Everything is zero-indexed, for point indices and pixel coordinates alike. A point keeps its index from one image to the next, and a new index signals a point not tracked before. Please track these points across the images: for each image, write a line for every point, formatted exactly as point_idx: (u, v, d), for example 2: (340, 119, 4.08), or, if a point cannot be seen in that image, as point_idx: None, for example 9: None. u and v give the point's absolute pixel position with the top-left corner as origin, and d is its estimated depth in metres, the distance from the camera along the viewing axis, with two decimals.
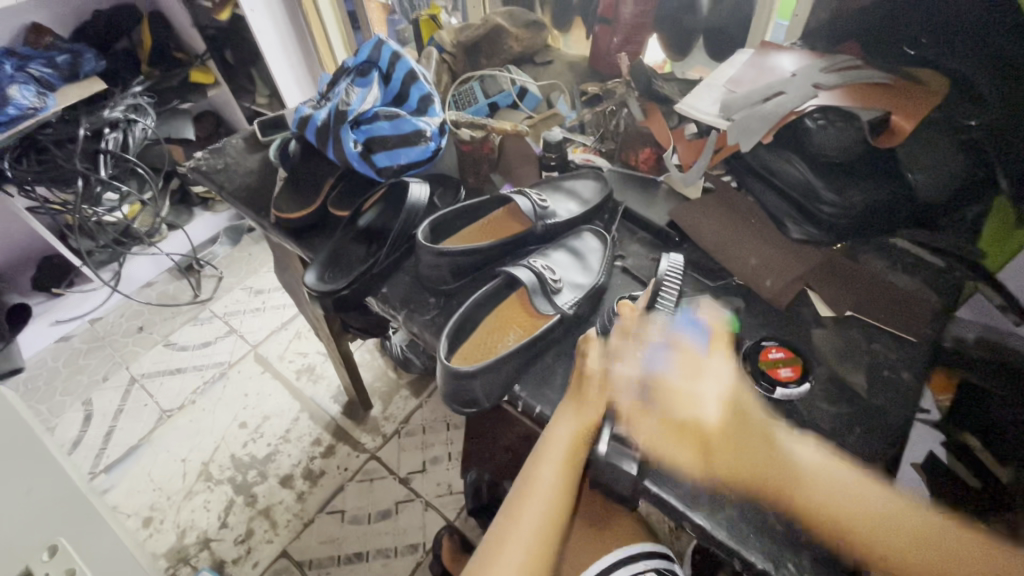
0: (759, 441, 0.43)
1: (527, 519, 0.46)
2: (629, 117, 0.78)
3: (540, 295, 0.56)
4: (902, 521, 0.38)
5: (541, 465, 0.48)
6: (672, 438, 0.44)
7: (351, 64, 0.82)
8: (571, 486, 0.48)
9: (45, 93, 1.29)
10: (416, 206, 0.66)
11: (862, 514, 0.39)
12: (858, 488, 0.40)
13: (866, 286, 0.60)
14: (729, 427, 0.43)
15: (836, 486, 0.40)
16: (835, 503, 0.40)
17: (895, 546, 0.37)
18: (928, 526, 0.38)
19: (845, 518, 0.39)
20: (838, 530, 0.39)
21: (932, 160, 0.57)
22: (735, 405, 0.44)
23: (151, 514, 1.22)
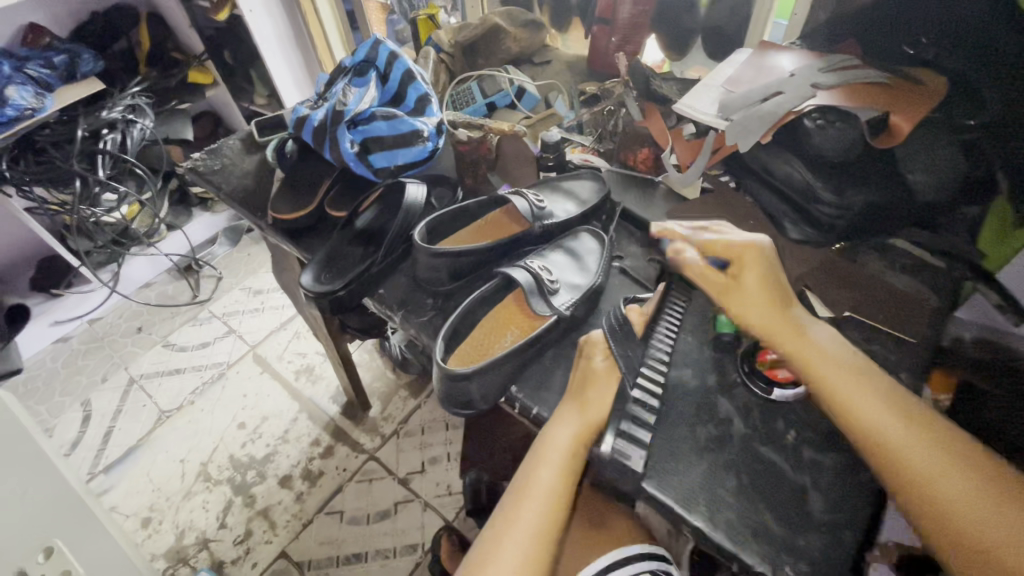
0: (785, 317, 0.47)
1: (524, 519, 0.46)
2: (626, 118, 0.78)
3: (537, 295, 0.55)
4: (902, 415, 0.40)
5: (540, 465, 0.48)
6: (707, 274, 0.51)
7: (348, 64, 0.82)
8: (571, 486, 0.47)
9: (43, 94, 1.29)
10: (414, 206, 0.65)
11: (863, 398, 0.42)
12: (865, 382, 0.43)
13: (864, 286, 0.60)
14: (762, 284, 0.49)
15: (839, 376, 0.44)
16: (837, 381, 0.43)
17: (891, 431, 0.40)
18: (924, 424, 0.40)
19: (847, 396, 0.42)
20: (833, 403, 0.43)
21: (930, 160, 0.56)
22: (765, 275, 0.49)
23: (150, 515, 1.21)
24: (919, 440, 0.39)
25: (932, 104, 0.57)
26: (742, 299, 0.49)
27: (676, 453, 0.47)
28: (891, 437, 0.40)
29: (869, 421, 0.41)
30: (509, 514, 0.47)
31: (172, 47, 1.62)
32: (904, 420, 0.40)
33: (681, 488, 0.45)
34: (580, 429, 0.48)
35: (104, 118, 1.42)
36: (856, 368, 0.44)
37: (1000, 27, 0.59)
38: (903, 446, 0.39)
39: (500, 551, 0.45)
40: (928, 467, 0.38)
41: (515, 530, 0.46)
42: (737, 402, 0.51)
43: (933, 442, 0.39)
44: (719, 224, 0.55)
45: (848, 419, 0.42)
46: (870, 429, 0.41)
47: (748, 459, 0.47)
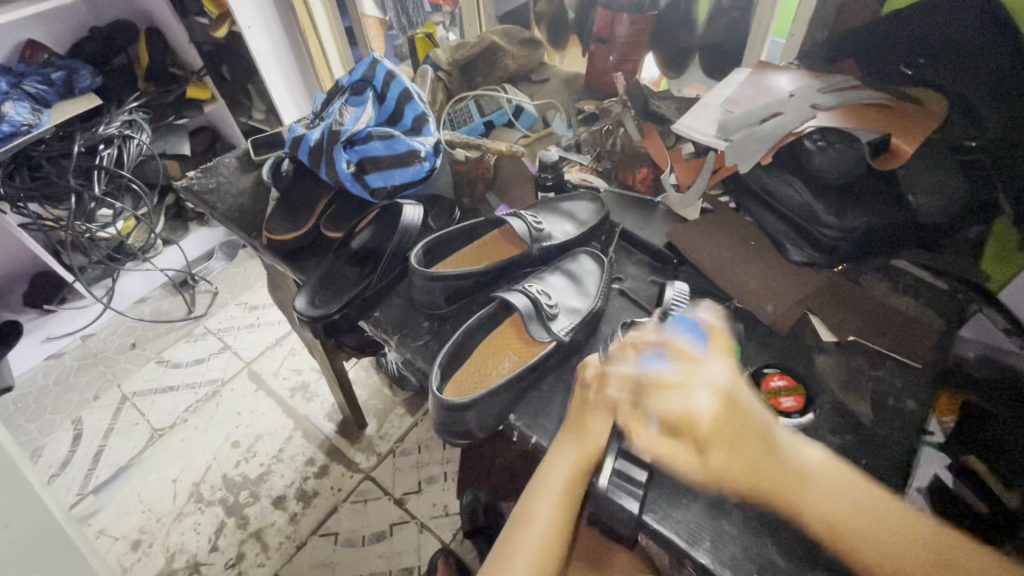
0: (760, 445, 0.40)
1: (522, 557, 0.44)
2: (625, 136, 0.76)
3: (535, 321, 0.54)
4: (885, 521, 0.38)
5: (538, 498, 0.46)
6: (666, 442, 0.42)
7: (346, 83, 0.81)
8: (569, 521, 0.46)
9: (40, 110, 1.29)
10: (409, 229, 0.64)
11: (851, 514, 0.38)
12: (845, 494, 0.39)
13: (870, 310, 0.58)
14: (727, 425, 0.40)
15: (821, 500, 0.39)
16: (839, 516, 0.38)
17: (891, 552, 0.36)
18: (919, 535, 0.37)
19: (841, 524, 0.38)
20: (817, 529, 0.38)
21: (934, 181, 0.55)
22: (734, 412, 0.40)
23: (141, 537, 1.19)
24: (920, 559, 0.36)
25: (934, 124, 0.57)
26: (712, 456, 0.40)
27: (679, 485, 0.46)
28: (897, 556, 0.36)
29: (859, 545, 0.37)
30: (508, 550, 0.45)
31: (170, 63, 1.62)
32: (900, 540, 0.37)
33: (684, 521, 0.44)
34: (581, 459, 0.46)
35: (102, 134, 1.41)
36: (841, 486, 0.39)
37: (1001, 52, 0.59)
38: (914, 570, 0.36)
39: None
40: None
41: (515, 566, 0.44)
42: None
43: (934, 552, 0.36)
44: (670, 339, 0.45)
45: (839, 538, 0.38)
46: (866, 556, 0.37)
47: None
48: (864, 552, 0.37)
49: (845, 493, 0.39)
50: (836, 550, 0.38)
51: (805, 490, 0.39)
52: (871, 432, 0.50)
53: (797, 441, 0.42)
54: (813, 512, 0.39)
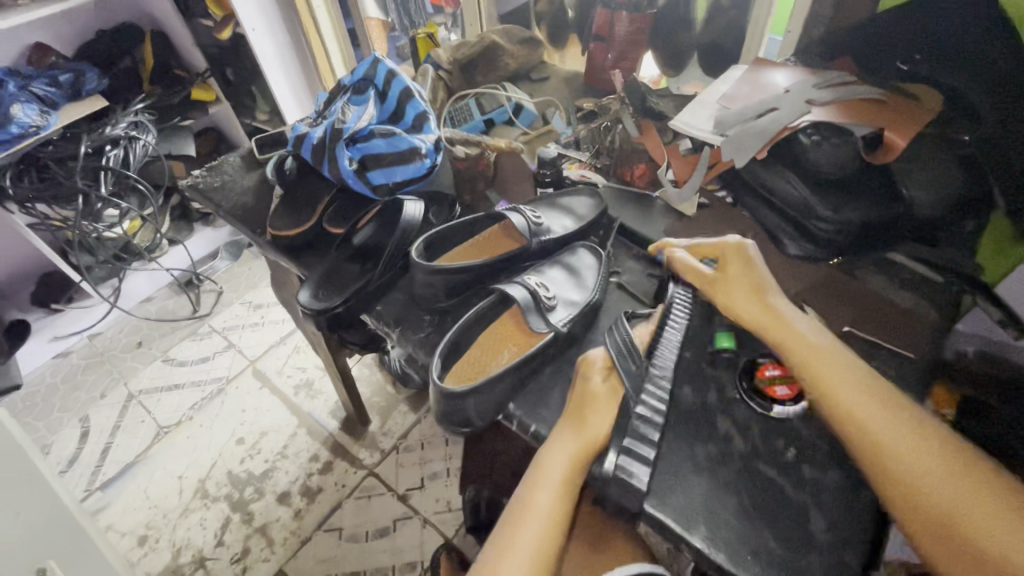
0: (775, 317, 0.50)
1: (523, 546, 0.45)
2: (624, 132, 0.78)
3: (534, 312, 0.55)
4: (889, 408, 0.42)
5: (536, 489, 0.47)
6: (699, 275, 0.57)
7: (348, 82, 0.82)
8: (567, 512, 0.47)
9: (47, 112, 1.31)
10: (412, 224, 0.65)
11: (856, 395, 0.43)
12: (857, 379, 0.44)
13: (865, 303, 0.60)
14: (751, 291, 0.53)
15: (829, 369, 0.45)
16: (824, 367, 0.45)
17: (880, 425, 0.41)
18: (918, 424, 0.40)
19: (822, 374, 0.45)
20: (816, 389, 0.45)
21: (929, 177, 0.56)
22: (743, 273, 0.54)
23: (147, 532, 1.20)
24: (909, 437, 0.40)
25: (928, 119, 0.58)
26: (728, 295, 0.54)
27: (674, 472, 0.47)
28: (883, 432, 0.40)
29: (855, 414, 0.42)
30: (506, 539, 0.46)
31: (175, 65, 1.64)
32: (895, 421, 0.41)
33: (680, 507, 0.45)
34: (579, 450, 0.47)
35: (108, 135, 1.43)
36: (858, 374, 0.44)
37: (996, 45, 0.60)
38: (896, 446, 0.39)
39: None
40: (894, 446, 0.39)
41: (512, 553, 0.45)
42: (735, 418, 0.51)
43: (924, 438, 0.39)
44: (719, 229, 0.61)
45: (835, 404, 0.43)
46: (855, 419, 0.42)
47: (746, 481, 0.46)
48: (855, 420, 0.42)
49: (834, 355, 0.46)
50: (832, 417, 0.43)
51: (816, 362, 0.46)
52: None
53: (808, 320, 0.50)
54: (819, 382, 0.45)
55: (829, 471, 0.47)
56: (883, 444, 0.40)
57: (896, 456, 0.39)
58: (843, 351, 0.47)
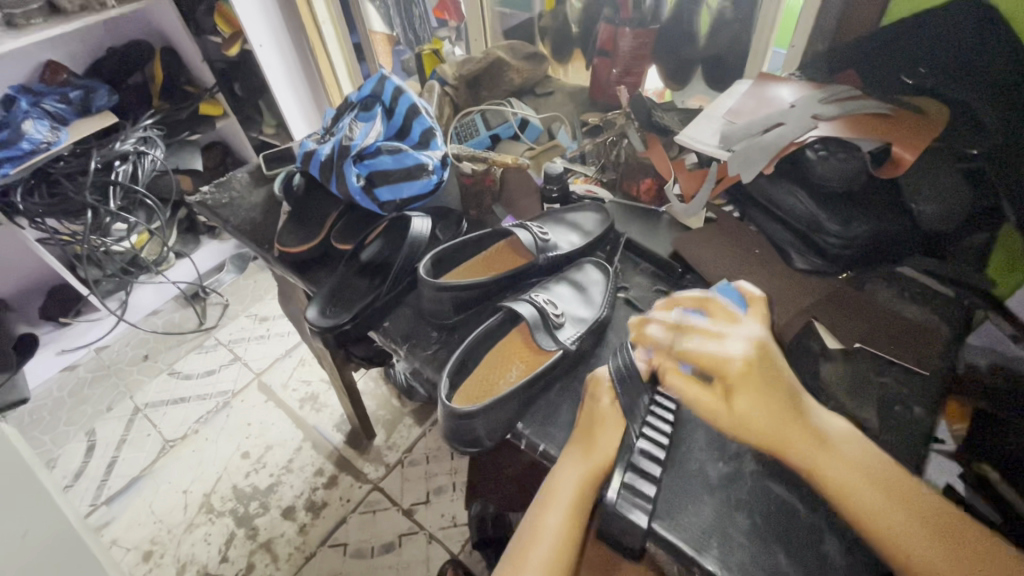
0: (796, 428, 0.43)
1: (531, 568, 0.44)
2: (630, 147, 0.77)
3: (543, 331, 0.54)
4: (897, 497, 0.39)
5: (545, 511, 0.46)
6: (695, 387, 0.46)
7: (355, 99, 0.83)
8: (577, 536, 0.46)
9: (58, 128, 1.33)
10: (419, 240, 0.65)
11: (888, 511, 0.39)
12: (859, 463, 0.41)
13: (877, 318, 0.58)
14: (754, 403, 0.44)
15: (831, 461, 0.41)
16: (854, 484, 0.40)
17: (923, 549, 0.37)
18: (928, 511, 0.39)
19: (853, 491, 0.40)
20: (819, 480, 0.41)
21: (935, 192, 0.56)
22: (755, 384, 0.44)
23: (152, 548, 1.20)
24: (923, 530, 0.38)
25: (934, 134, 0.58)
26: (739, 411, 0.44)
27: (685, 492, 0.47)
28: (895, 524, 0.38)
29: (863, 507, 0.39)
30: (515, 562, 0.45)
31: (184, 81, 1.67)
32: (905, 511, 0.39)
33: (693, 527, 0.44)
34: (588, 472, 0.47)
35: (117, 151, 1.45)
36: (857, 454, 0.42)
37: (1001, 63, 0.61)
38: (912, 541, 0.37)
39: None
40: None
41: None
42: (746, 436, 0.50)
43: (966, 557, 0.36)
44: (710, 300, 0.51)
45: (841, 495, 0.40)
46: (864, 515, 0.39)
47: (759, 501, 0.46)
48: (865, 517, 0.39)
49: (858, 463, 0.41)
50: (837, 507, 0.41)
51: (820, 457, 0.41)
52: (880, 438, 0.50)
53: (820, 415, 0.44)
54: (829, 479, 0.41)
55: None
56: (896, 542, 0.38)
57: (913, 558, 0.37)
58: (861, 448, 0.42)
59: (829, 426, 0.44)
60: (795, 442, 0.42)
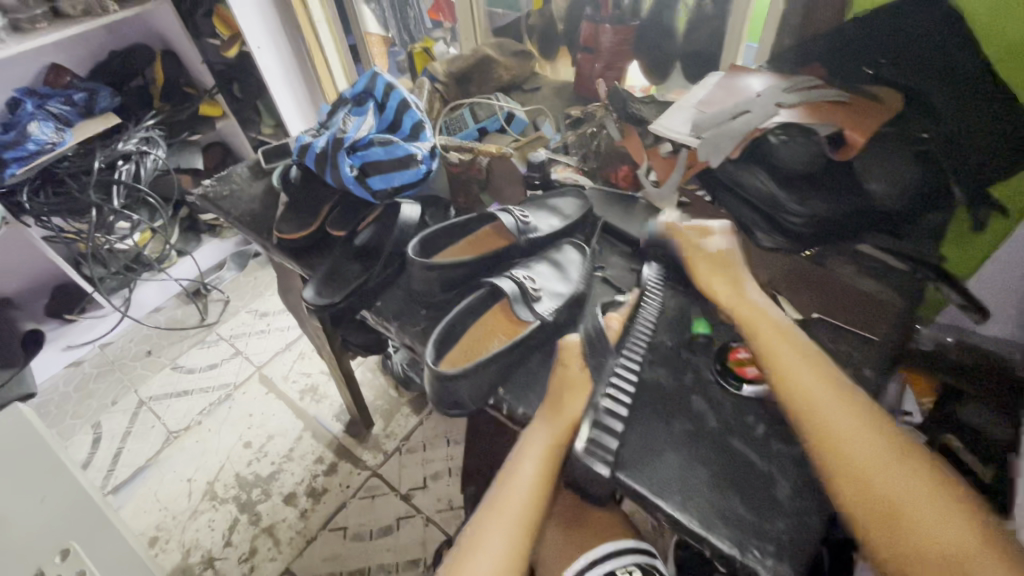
0: (754, 309, 0.56)
1: (510, 510, 0.50)
2: (608, 139, 0.83)
3: (522, 303, 0.59)
4: (858, 413, 0.45)
5: (518, 465, 0.52)
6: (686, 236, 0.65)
7: (349, 95, 0.88)
8: (546, 489, 0.51)
9: (63, 130, 1.37)
10: (408, 224, 0.71)
11: (814, 380, 0.48)
12: (832, 384, 0.48)
13: (831, 292, 0.64)
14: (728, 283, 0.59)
15: (806, 376, 0.48)
16: (792, 358, 0.50)
17: (826, 404, 0.46)
18: (884, 433, 0.44)
19: (788, 362, 0.50)
20: (790, 386, 0.48)
21: (888, 171, 0.60)
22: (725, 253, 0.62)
23: (157, 534, 1.24)
24: (871, 444, 0.43)
25: (884, 119, 0.62)
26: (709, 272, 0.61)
27: (651, 447, 0.51)
28: (848, 433, 0.44)
29: (821, 414, 0.46)
30: (490, 509, 0.51)
31: (184, 82, 1.71)
32: (862, 426, 0.44)
33: (656, 477, 0.49)
34: (557, 429, 0.52)
35: (120, 151, 1.50)
36: (833, 379, 0.48)
37: (966, 56, 0.67)
38: (859, 447, 0.43)
39: (480, 545, 0.49)
40: (835, 421, 0.45)
41: (495, 523, 0.50)
42: (708, 398, 0.55)
43: (862, 418, 0.45)
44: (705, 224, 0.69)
45: (805, 403, 0.47)
46: (820, 421, 0.45)
47: (719, 454, 0.50)
48: (822, 423, 0.45)
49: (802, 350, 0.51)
50: (791, 400, 0.48)
51: (797, 370, 0.49)
52: None
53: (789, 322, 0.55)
54: (803, 384, 0.48)
55: (794, 444, 0.50)
56: (842, 443, 0.44)
57: (822, 417, 0.45)
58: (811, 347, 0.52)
59: (793, 329, 0.54)
60: (752, 322, 0.55)
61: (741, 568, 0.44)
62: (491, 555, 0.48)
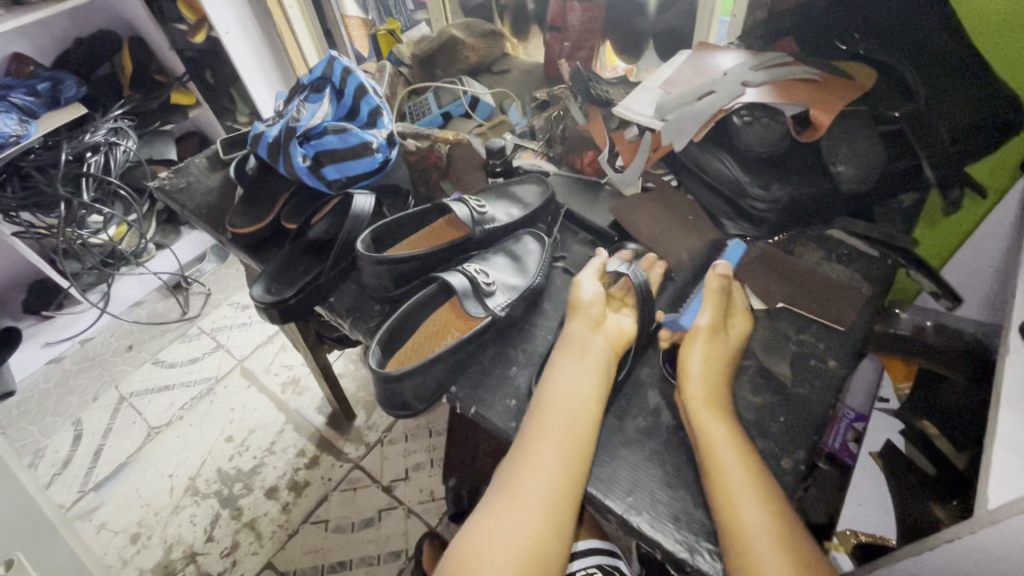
0: (715, 393, 0.48)
1: (576, 331, 0.53)
2: (571, 121, 0.80)
3: (472, 298, 0.57)
4: (772, 510, 0.41)
5: (576, 314, 0.55)
6: (712, 300, 0.55)
7: (305, 81, 0.84)
8: (627, 338, 0.55)
9: (27, 121, 1.33)
10: (360, 216, 0.66)
11: (743, 482, 0.42)
12: (757, 475, 0.43)
13: (799, 279, 0.60)
14: (707, 367, 0.50)
15: (732, 461, 0.43)
16: (724, 448, 0.44)
17: (749, 513, 0.40)
18: (790, 533, 0.40)
19: (719, 452, 0.44)
20: (713, 468, 0.43)
21: (854, 152, 0.57)
22: (728, 340, 0.54)
23: (139, 530, 1.23)
24: (777, 551, 0.39)
25: (853, 98, 0.59)
26: (694, 351, 0.51)
27: (604, 446, 0.49)
28: (754, 527, 0.40)
29: (734, 504, 0.41)
30: (559, 354, 0.52)
31: (154, 70, 1.66)
32: (770, 524, 0.40)
33: (606, 478, 0.47)
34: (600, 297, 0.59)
35: (88, 142, 1.46)
36: (758, 468, 0.43)
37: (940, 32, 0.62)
38: (764, 551, 0.38)
39: (560, 381, 0.49)
40: (756, 535, 0.39)
41: (566, 359, 0.51)
42: (666, 394, 0.53)
43: (783, 533, 0.40)
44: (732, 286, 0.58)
45: (723, 486, 0.42)
46: (732, 512, 0.41)
47: (672, 451, 0.49)
48: (732, 506, 0.41)
49: (737, 441, 0.45)
50: (711, 491, 0.43)
51: (722, 446, 0.44)
52: (794, 391, 0.53)
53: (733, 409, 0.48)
54: (732, 467, 0.43)
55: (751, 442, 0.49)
56: (748, 542, 0.39)
57: (741, 527, 0.40)
58: (747, 441, 0.45)
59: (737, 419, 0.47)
60: (695, 401, 0.47)
61: (689, 569, 0.43)
62: (572, 373, 0.50)
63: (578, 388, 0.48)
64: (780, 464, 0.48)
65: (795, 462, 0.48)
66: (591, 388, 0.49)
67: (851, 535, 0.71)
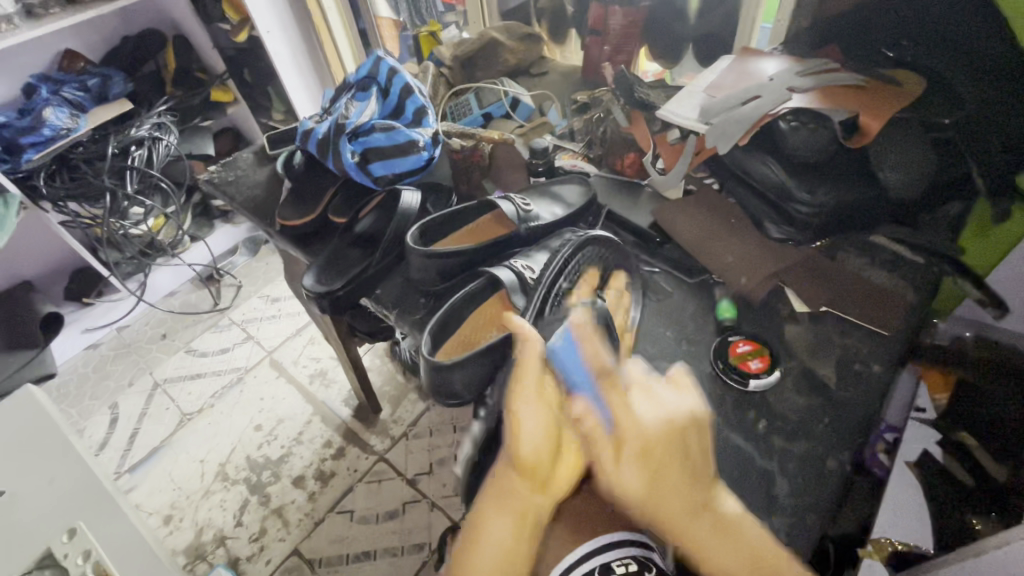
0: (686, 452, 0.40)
1: (517, 465, 0.44)
2: (613, 124, 0.81)
3: (520, 294, 0.59)
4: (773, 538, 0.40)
5: (519, 438, 0.43)
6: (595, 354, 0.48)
7: (352, 79, 0.87)
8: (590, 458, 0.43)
9: (77, 114, 1.40)
10: (408, 213, 0.70)
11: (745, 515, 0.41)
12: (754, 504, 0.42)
13: (842, 283, 0.61)
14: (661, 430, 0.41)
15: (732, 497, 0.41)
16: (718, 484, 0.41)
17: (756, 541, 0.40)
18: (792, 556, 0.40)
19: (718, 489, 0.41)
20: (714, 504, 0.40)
21: (902, 159, 0.59)
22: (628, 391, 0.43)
23: (171, 512, 1.27)
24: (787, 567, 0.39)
25: (902, 104, 0.59)
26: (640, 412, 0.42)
27: None
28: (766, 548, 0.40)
29: (741, 538, 0.40)
30: (493, 494, 0.44)
31: (196, 68, 1.71)
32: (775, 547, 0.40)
33: None
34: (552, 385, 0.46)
35: (133, 136, 1.51)
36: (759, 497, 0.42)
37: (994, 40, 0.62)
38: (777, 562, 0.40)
39: (486, 540, 0.42)
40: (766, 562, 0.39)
41: (499, 511, 0.43)
42: (710, 392, 0.54)
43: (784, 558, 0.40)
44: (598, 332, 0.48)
45: (730, 517, 0.40)
46: (744, 537, 0.40)
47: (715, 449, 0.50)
48: (740, 535, 0.40)
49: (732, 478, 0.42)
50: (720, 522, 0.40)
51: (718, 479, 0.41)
52: (838, 394, 0.53)
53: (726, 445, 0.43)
54: (697, 505, 0.39)
55: (795, 441, 0.50)
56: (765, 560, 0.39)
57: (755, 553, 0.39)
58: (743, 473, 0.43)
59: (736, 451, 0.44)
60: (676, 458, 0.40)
61: None
62: (499, 535, 0.42)
63: (505, 552, 0.42)
64: (825, 464, 0.48)
65: (841, 463, 0.48)
66: (520, 550, 0.42)
67: (888, 543, 0.69)
